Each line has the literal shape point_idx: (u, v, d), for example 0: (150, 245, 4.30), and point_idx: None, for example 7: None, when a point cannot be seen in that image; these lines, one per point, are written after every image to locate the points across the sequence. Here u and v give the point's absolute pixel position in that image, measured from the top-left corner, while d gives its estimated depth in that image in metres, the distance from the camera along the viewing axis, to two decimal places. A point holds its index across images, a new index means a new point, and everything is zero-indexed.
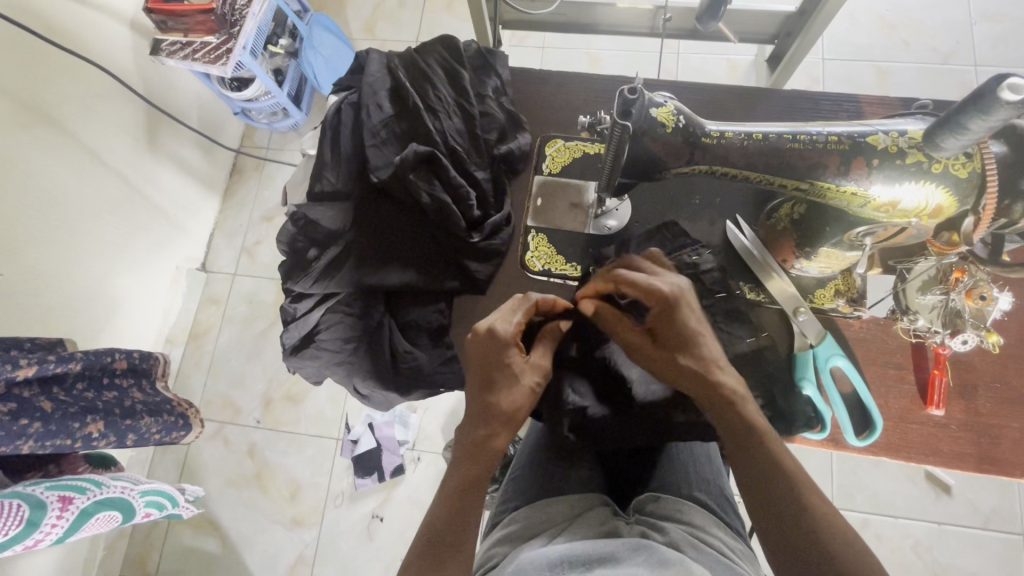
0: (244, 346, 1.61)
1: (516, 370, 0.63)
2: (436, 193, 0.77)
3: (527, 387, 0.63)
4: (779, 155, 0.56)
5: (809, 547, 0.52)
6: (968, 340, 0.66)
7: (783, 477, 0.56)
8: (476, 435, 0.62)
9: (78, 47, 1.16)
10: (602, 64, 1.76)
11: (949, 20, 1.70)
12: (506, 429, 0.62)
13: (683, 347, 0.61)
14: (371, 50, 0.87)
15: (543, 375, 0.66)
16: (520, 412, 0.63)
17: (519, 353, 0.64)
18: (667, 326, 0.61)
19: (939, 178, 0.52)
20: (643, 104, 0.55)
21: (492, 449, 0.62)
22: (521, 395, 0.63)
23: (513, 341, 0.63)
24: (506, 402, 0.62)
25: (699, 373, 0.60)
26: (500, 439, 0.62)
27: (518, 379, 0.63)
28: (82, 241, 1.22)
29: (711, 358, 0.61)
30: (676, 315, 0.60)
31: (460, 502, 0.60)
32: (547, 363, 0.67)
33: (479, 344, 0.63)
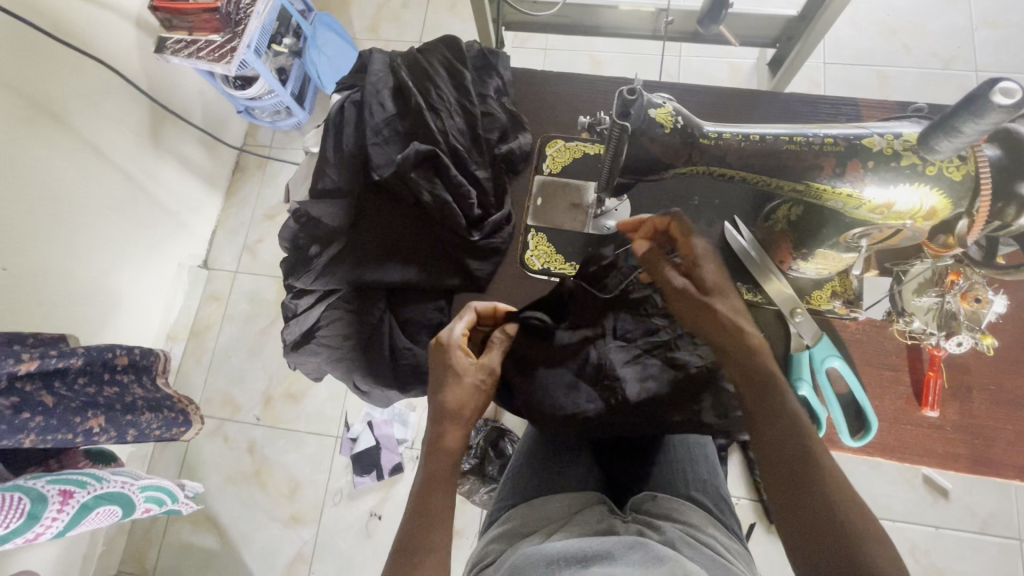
0: (244, 343, 1.62)
1: (458, 370, 0.69)
2: (437, 191, 0.78)
3: (470, 385, 0.68)
4: (775, 156, 0.57)
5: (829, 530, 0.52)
6: (964, 342, 0.66)
7: (804, 445, 0.56)
8: (433, 432, 0.67)
9: (83, 44, 1.17)
10: (603, 66, 1.77)
11: (949, 25, 1.71)
12: (454, 425, 0.67)
13: (715, 293, 0.65)
14: (374, 50, 0.88)
15: (489, 374, 0.70)
16: (466, 408, 0.68)
17: (465, 356, 0.70)
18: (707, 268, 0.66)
19: (932, 180, 0.52)
20: (641, 105, 0.55)
21: (443, 447, 0.66)
22: (463, 393, 0.68)
23: (455, 343, 0.70)
24: (450, 400, 0.67)
25: (736, 316, 0.64)
26: (451, 437, 0.67)
27: (461, 377, 0.68)
28: (84, 237, 1.23)
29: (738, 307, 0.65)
30: (706, 263, 0.66)
31: (429, 502, 0.62)
32: (494, 364, 0.71)
33: (433, 351, 0.72)
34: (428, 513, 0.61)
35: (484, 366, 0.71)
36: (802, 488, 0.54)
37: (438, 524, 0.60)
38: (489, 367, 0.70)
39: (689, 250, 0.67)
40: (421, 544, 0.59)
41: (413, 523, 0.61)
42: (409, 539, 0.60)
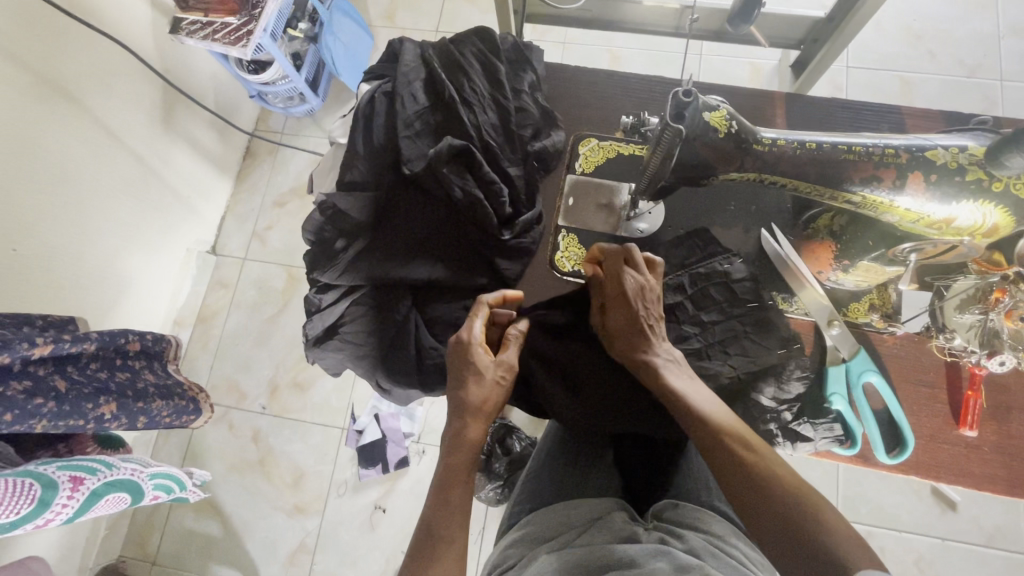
0: (252, 331, 1.60)
1: (480, 367, 0.66)
2: (469, 187, 0.76)
3: (490, 382, 0.66)
4: (833, 165, 0.55)
5: (802, 546, 0.51)
6: (1006, 361, 0.65)
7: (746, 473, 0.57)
8: (452, 428, 0.66)
9: (97, 20, 1.14)
10: (622, 62, 1.74)
11: (975, 32, 1.68)
12: (476, 420, 0.65)
13: (622, 335, 0.67)
14: (404, 39, 0.85)
15: (509, 370, 0.68)
16: (489, 404, 0.66)
17: (487, 352, 0.68)
18: (613, 309, 0.67)
19: (998, 198, 0.51)
20: (696, 107, 0.53)
21: (465, 441, 0.64)
22: (485, 389, 0.66)
23: (475, 341, 0.67)
24: (473, 395, 0.66)
25: (631, 351, 0.68)
26: (473, 430, 0.65)
27: (481, 374, 0.66)
28: (94, 219, 1.21)
29: (647, 345, 0.67)
30: (620, 310, 0.66)
31: (448, 495, 0.61)
32: (515, 360, 0.69)
33: (453, 348, 0.69)
34: (445, 505, 0.60)
35: (499, 363, 0.68)
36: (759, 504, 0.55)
37: (455, 514, 0.59)
38: (507, 364, 0.68)
39: (611, 294, 0.67)
40: (443, 535, 0.58)
41: (434, 511, 0.60)
42: (430, 528, 0.59)
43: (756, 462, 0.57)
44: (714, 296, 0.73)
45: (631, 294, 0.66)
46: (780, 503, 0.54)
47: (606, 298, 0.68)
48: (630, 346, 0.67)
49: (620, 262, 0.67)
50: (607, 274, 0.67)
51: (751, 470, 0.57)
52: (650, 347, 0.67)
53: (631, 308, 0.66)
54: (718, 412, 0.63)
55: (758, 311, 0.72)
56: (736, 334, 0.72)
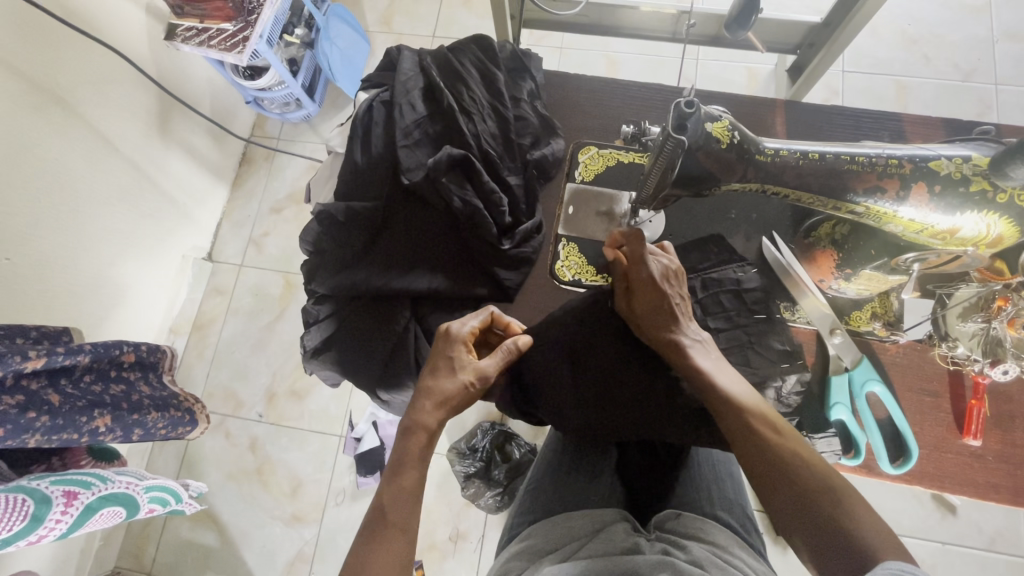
0: (248, 338, 1.59)
1: (455, 363, 0.66)
2: (468, 197, 0.75)
3: (458, 381, 0.65)
4: (835, 175, 0.54)
5: (816, 522, 0.53)
6: (1009, 370, 0.65)
7: (771, 451, 0.58)
8: (411, 414, 0.64)
9: (91, 28, 1.13)
10: (619, 67, 1.74)
11: (970, 36, 1.69)
12: (435, 409, 0.64)
13: (651, 317, 0.67)
14: (402, 47, 0.85)
15: (481, 378, 0.65)
16: (450, 402, 0.64)
17: (469, 353, 0.67)
18: (641, 293, 0.66)
19: (1003, 209, 0.50)
20: (699, 118, 0.52)
21: (416, 425, 0.63)
22: (453, 386, 0.65)
23: (460, 337, 0.67)
24: (437, 388, 0.65)
25: (659, 332, 0.67)
26: (427, 416, 0.63)
27: (454, 368, 0.66)
28: (88, 228, 1.20)
29: (676, 325, 0.67)
30: (647, 291, 0.66)
31: (401, 479, 0.59)
32: (490, 371, 0.66)
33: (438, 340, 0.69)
34: (402, 493, 0.58)
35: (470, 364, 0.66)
36: (780, 480, 0.56)
37: (407, 500, 0.58)
38: (480, 369, 0.65)
39: (638, 278, 0.66)
40: (393, 515, 0.56)
41: (385, 494, 0.58)
42: (381, 509, 0.57)
43: (780, 443, 0.58)
44: (723, 303, 0.73)
45: (655, 277, 0.66)
46: (801, 480, 0.55)
47: (631, 282, 0.67)
48: (658, 327, 0.67)
49: (642, 245, 0.66)
50: (629, 259, 0.66)
51: (777, 450, 0.58)
52: (677, 325, 0.67)
53: (657, 290, 0.66)
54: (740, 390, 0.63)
55: (765, 318, 0.71)
56: (741, 343, 0.72)
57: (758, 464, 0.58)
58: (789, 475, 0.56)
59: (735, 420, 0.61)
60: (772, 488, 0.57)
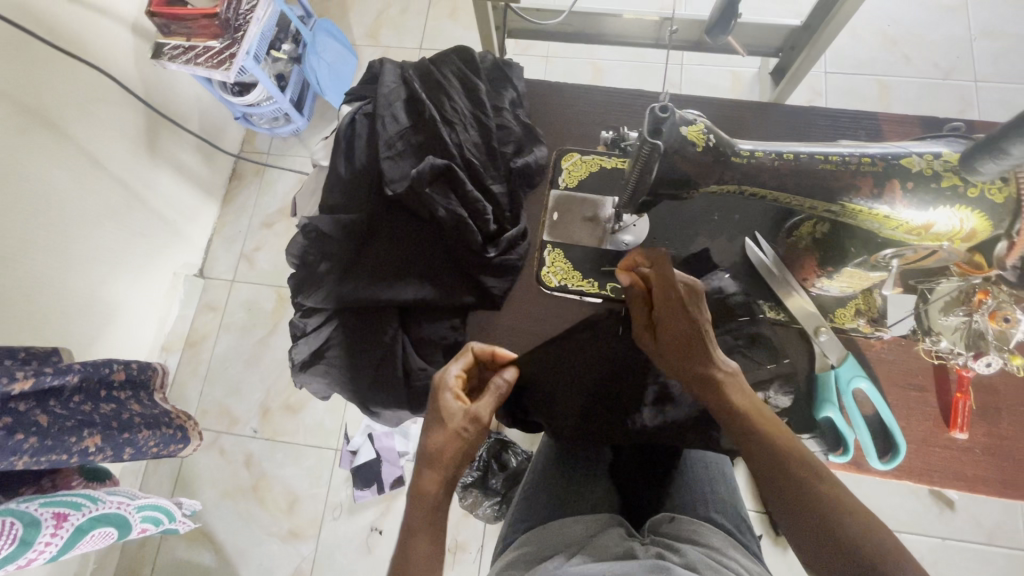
0: (241, 354, 1.58)
1: (444, 412, 0.62)
2: (452, 206, 0.75)
3: (451, 432, 0.61)
4: (810, 175, 0.55)
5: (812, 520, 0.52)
6: (992, 362, 0.65)
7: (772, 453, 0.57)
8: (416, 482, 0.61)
9: (78, 49, 1.14)
10: (605, 74, 1.77)
11: (949, 35, 1.72)
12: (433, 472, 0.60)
13: (681, 347, 0.61)
14: (384, 60, 0.85)
15: (474, 423, 0.63)
16: (446, 456, 0.61)
17: (458, 399, 0.63)
18: (668, 321, 0.62)
19: (974, 204, 0.51)
20: (674, 122, 0.53)
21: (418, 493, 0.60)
22: (445, 438, 0.61)
23: (447, 386, 0.64)
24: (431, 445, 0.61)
25: (693, 366, 0.61)
26: (428, 481, 0.60)
27: (446, 419, 0.62)
28: (77, 248, 1.19)
29: (710, 356, 0.61)
30: (674, 319, 0.62)
31: (407, 553, 0.57)
32: (483, 412, 0.63)
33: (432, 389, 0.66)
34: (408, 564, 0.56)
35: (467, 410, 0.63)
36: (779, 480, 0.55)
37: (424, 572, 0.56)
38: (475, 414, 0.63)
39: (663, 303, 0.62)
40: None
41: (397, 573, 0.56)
42: None
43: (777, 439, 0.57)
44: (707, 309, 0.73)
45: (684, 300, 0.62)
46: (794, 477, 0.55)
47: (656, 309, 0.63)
48: (693, 360, 0.61)
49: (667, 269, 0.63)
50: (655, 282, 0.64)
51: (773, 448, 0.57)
52: (711, 357, 0.61)
53: (684, 315, 0.61)
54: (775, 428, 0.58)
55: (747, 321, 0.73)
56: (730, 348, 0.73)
57: (794, 513, 0.53)
58: (793, 480, 0.54)
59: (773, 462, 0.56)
60: (808, 538, 0.52)
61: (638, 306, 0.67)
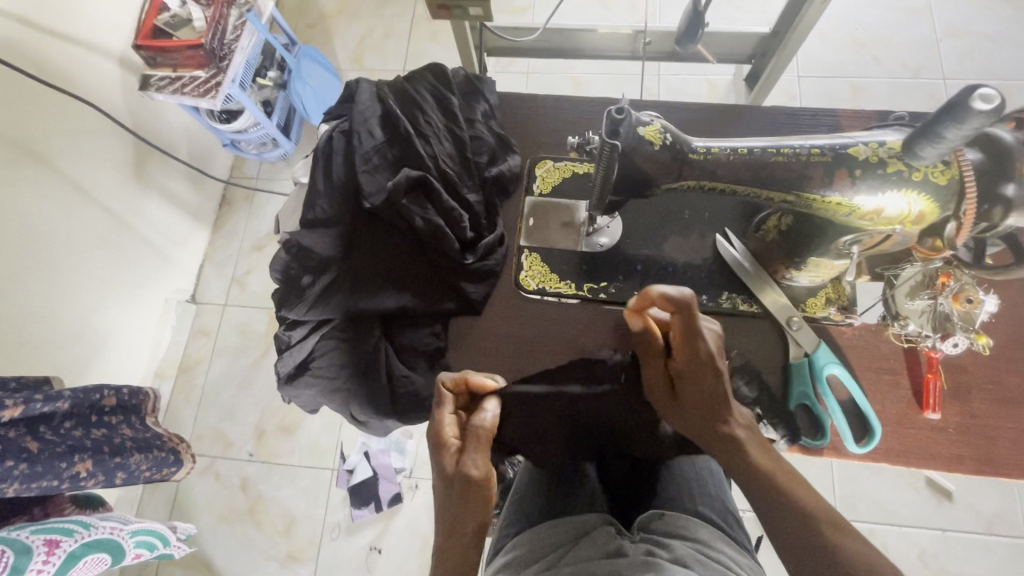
0: (235, 377, 1.59)
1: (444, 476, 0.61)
2: (429, 216, 0.77)
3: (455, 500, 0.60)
4: (765, 168, 0.57)
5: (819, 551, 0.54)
6: (959, 342, 0.67)
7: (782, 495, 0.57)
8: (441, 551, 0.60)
9: (65, 83, 1.17)
10: (585, 87, 1.81)
11: (916, 36, 1.77)
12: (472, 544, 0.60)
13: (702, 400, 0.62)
14: (360, 80, 0.88)
15: (475, 481, 0.59)
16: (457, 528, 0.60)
17: (453, 455, 0.62)
18: (689, 374, 0.63)
19: (919, 187, 0.53)
20: (630, 123, 0.55)
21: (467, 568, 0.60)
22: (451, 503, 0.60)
23: (440, 443, 0.62)
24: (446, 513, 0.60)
25: (716, 421, 0.62)
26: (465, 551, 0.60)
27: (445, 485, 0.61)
28: (67, 277, 1.21)
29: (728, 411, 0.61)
30: (698, 373, 0.62)
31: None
32: (484, 471, 0.60)
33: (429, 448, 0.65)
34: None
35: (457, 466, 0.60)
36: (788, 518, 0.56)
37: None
38: (464, 470, 0.59)
39: (686, 355, 0.62)
40: None
41: None
42: None
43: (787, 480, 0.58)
44: None
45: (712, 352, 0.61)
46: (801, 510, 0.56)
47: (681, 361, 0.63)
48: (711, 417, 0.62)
49: (692, 317, 0.61)
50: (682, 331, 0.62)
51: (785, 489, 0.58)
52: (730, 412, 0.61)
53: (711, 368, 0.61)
54: (789, 479, 0.58)
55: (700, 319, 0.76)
56: None
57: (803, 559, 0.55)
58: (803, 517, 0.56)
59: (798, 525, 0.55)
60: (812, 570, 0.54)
61: (655, 358, 0.69)
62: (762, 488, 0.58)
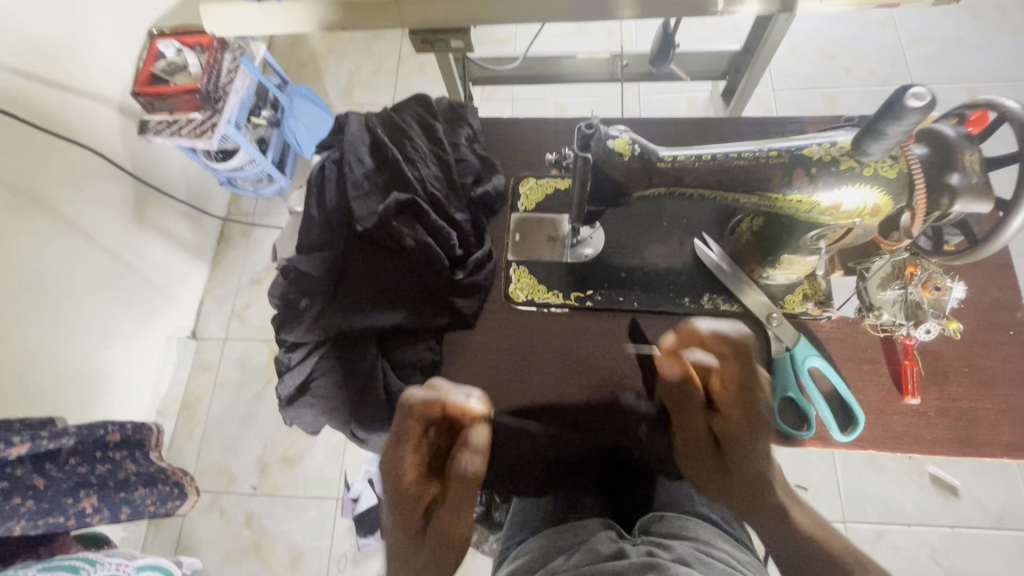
0: (237, 411, 1.60)
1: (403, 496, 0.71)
2: (419, 236, 0.81)
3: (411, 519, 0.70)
4: (729, 171, 0.61)
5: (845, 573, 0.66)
6: (931, 328, 0.70)
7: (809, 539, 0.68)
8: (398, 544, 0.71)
9: (67, 132, 1.22)
10: (568, 110, 1.88)
11: (881, 45, 1.86)
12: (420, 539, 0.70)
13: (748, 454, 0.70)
14: (350, 112, 0.93)
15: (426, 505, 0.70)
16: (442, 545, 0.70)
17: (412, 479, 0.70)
18: (740, 429, 0.70)
19: (871, 180, 0.57)
20: (599, 137, 0.59)
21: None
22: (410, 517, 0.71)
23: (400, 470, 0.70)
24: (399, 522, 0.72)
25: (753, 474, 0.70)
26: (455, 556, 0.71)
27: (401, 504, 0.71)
28: (70, 318, 1.24)
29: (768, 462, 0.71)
30: (753, 427, 0.70)
31: None
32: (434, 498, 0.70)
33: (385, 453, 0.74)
34: None
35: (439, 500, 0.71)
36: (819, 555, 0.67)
37: None
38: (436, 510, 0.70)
39: (740, 411, 0.70)
40: None
41: None
42: None
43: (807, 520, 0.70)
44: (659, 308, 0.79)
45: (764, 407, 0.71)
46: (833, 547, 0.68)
47: (736, 415, 0.70)
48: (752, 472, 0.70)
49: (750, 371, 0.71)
50: (741, 383, 0.71)
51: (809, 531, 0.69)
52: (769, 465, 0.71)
53: (759, 425, 0.70)
54: (814, 525, 0.70)
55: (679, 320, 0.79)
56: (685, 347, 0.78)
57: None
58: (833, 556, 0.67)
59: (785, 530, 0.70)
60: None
61: (700, 413, 0.72)
62: (785, 534, 0.69)
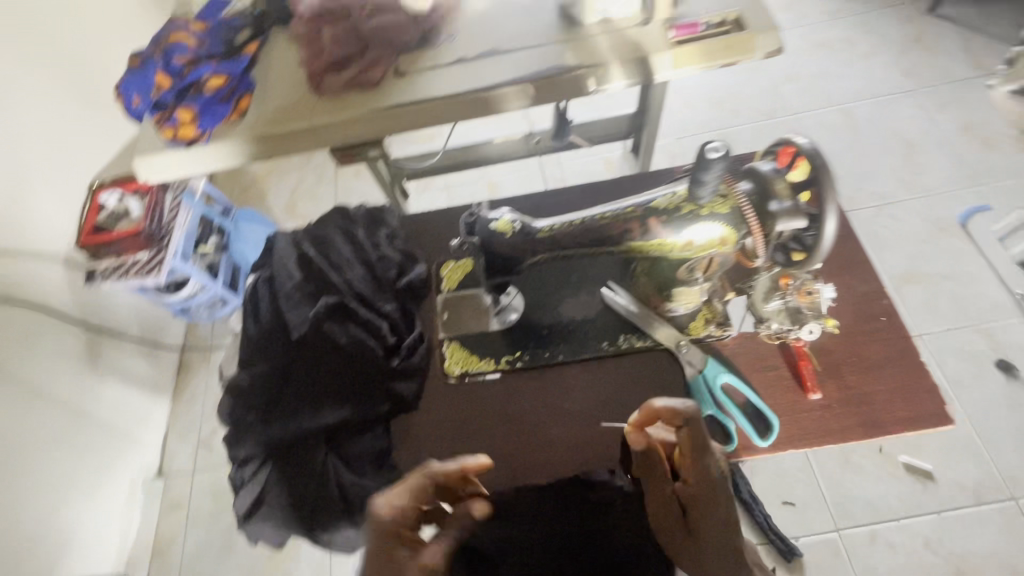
0: (213, 544, 1.54)
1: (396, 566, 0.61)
2: (351, 332, 0.88)
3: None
4: (598, 231, 0.72)
5: None
6: (813, 328, 0.78)
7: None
8: None
9: (15, 297, 1.26)
10: (499, 187, 2.04)
11: (760, 87, 2.12)
12: None
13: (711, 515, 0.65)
14: (278, 232, 1.02)
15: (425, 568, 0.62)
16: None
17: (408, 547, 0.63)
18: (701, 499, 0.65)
19: (710, 218, 0.68)
20: (482, 224, 0.73)
21: None
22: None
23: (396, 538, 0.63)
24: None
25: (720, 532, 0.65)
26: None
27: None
28: (26, 481, 1.21)
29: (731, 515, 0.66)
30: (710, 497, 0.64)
31: None
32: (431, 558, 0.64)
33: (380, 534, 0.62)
34: None
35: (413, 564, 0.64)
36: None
37: None
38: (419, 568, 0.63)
39: (696, 480, 0.65)
40: None
41: None
42: None
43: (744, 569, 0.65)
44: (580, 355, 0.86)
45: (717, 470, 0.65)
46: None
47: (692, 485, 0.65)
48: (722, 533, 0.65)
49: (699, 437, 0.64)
50: (690, 451, 0.65)
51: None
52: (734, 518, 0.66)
53: (715, 489, 0.65)
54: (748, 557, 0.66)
55: (601, 364, 0.86)
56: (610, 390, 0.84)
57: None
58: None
59: (728, 555, 0.66)
60: None
61: (660, 482, 0.67)
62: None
